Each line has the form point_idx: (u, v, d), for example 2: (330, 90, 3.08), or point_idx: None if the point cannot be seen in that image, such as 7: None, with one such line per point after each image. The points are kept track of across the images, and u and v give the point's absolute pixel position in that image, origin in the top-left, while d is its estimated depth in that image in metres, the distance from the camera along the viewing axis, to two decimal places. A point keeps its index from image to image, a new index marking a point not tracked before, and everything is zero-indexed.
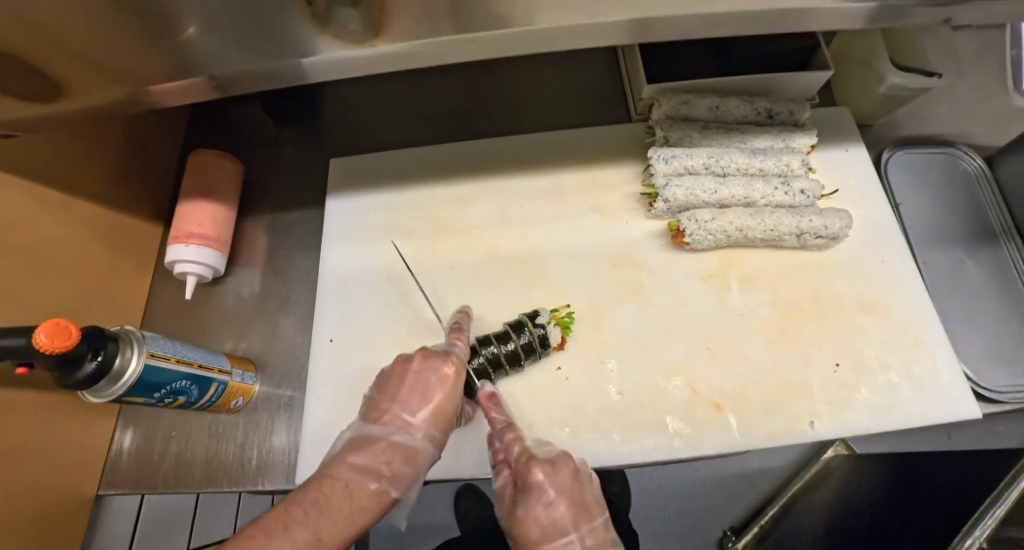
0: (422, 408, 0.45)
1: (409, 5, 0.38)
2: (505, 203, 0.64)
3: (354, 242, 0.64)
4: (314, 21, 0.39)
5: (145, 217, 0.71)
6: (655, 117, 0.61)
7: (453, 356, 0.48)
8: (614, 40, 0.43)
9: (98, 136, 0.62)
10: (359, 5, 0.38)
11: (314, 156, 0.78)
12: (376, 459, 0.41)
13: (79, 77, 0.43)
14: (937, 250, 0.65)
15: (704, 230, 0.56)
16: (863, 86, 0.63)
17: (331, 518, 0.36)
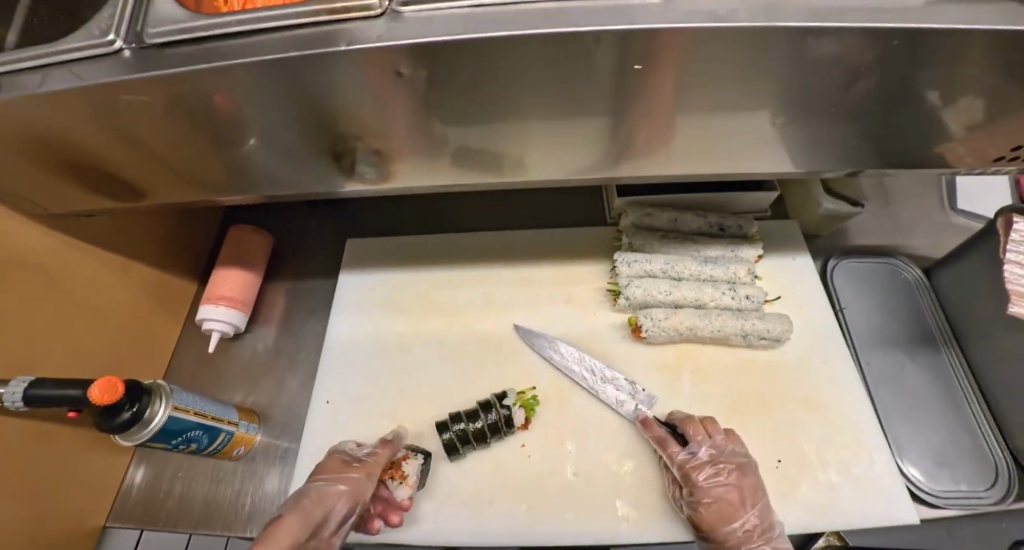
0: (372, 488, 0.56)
1: (417, 151, 0.52)
2: (491, 289, 0.74)
3: (358, 314, 0.74)
4: (342, 171, 0.56)
5: (186, 277, 0.83)
6: (624, 225, 0.72)
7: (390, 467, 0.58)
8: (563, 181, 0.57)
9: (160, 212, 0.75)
10: (372, 161, 0.55)
11: (336, 234, 0.90)
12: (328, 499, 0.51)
13: (159, 177, 0.56)
14: (878, 353, 0.70)
15: (658, 327, 0.64)
16: (803, 201, 0.73)
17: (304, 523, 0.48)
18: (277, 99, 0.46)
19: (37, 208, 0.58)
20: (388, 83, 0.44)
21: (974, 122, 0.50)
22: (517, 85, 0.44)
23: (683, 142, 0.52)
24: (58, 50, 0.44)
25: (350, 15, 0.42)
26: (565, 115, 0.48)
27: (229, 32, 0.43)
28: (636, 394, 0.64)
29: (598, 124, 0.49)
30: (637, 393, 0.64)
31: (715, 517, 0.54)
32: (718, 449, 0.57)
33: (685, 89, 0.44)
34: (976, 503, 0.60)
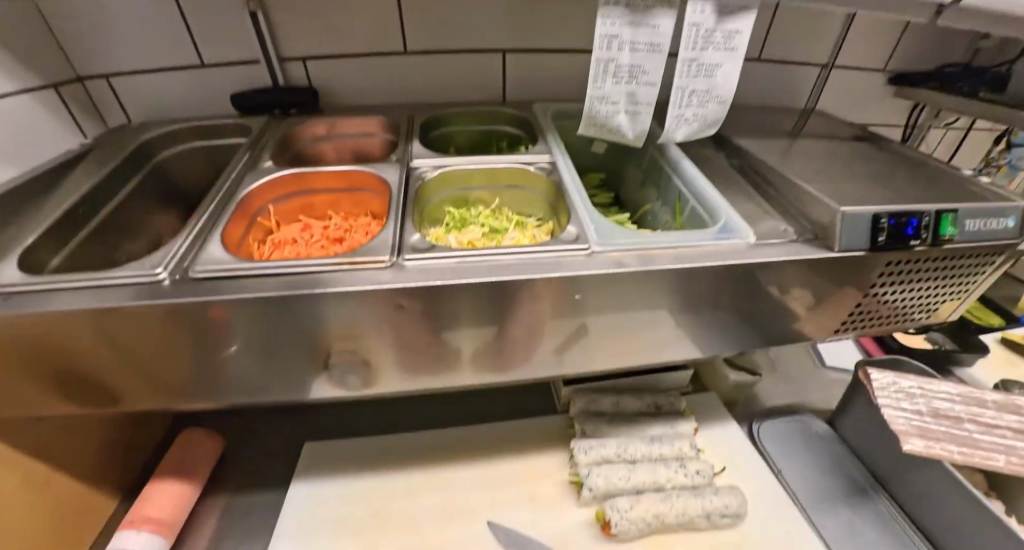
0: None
1: (406, 362, 0.58)
2: (450, 495, 0.73)
3: (300, 542, 0.67)
4: (327, 379, 0.58)
5: (104, 495, 0.72)
6: (574, 412, 0.80)
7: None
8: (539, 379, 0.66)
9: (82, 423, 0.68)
10: (360, 371, 0.58)
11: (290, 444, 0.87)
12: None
13: (116, 379, 0.54)
14: (829, 513, 0.72)
15: (627, 518, 0.65)
16: (717, 378, 0.87)
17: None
18: (254, 325, 0.51)
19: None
20: (370, 313, 0.52)
21: (813, 304, 0.64)
22: (474, 315, 0.55)
23: (603, 353, 0.65)
24: (98, 277, 0.50)
25: (365, 266, 0.53)
26: (517, 326, 0.58)
27: (261, 270, 0.52)
28: None
29: (538, 335, 0.59)
30: None
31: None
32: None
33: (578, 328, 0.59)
34: None
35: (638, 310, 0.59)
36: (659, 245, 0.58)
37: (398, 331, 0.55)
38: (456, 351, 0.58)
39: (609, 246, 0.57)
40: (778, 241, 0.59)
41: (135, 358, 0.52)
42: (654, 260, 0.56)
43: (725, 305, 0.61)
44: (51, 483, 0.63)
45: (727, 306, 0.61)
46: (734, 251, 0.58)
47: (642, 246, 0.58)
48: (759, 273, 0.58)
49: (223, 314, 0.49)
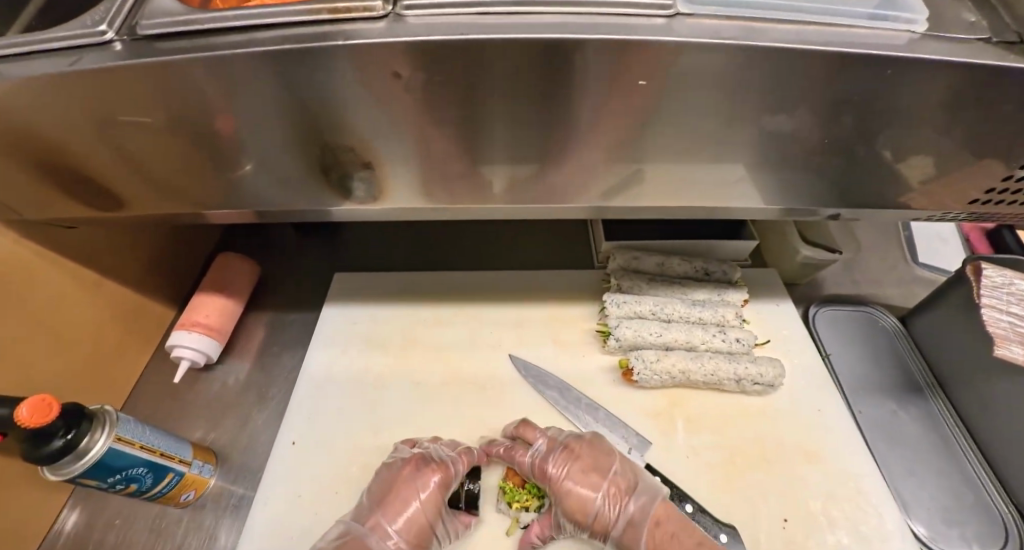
0: (401, 520, 0.51)
1: (421, 178, 0.56)
2: (476, 327, 0.73)
3: (335, 348, 0.72)
4: (328, 187, 0.58)
5: (161, 302, 0.82)
6: (611, 267, 0.73)
7: (442, 468, 0.55)
8: (577, 215, 0.62)
9: (142, 233, 0.76)
10: (367, 177, 0.56)
11: (326, 267, 0.90)
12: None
13: (145, 189, 0.58)
14: (868, 402, 0.67)
15: (650, 369, 0.63)
16: (782, 253, 0.75)
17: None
18: (252, 88, 0.46)
19: (12, 214, 0.59)
20: (366, 89, 0.46)
21: (929, 177, 0.55)
22: (482, 117, 0.49)
23: (647, 184, 0.57)
24: (35, 40, 0.46)
25: (352, 16, 0.44)
26: (530, 158, 0.53)
27: (223, 25, 0.45)
28: (628, 437, 0.60)
29: (557, 164, 0.54)
30: (629, 436, 0.61)
31: (581, 506, 0.53)
32: (585, 452, 0.56)
33: (624, 161, 0.53)
34: None
35: (667, 138, 0.51)
36: (767, 13, 0.45)
37: (398, 138, 0.51)
38: (466, 169, 0.55)
39: (696, 5, 0.45)
40: (964, 38, 0.45)
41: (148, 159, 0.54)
42: (752, 33, 0.43)
43: (781, 156, 0.54)
44: (107, 288, 0.72)
45: (787, 151, 0.53)
46: (894, 39, 0.45)
47: (752, 9, 0.45)
48: (897, 97, 0.46)
49: (219, 75, 0.45)
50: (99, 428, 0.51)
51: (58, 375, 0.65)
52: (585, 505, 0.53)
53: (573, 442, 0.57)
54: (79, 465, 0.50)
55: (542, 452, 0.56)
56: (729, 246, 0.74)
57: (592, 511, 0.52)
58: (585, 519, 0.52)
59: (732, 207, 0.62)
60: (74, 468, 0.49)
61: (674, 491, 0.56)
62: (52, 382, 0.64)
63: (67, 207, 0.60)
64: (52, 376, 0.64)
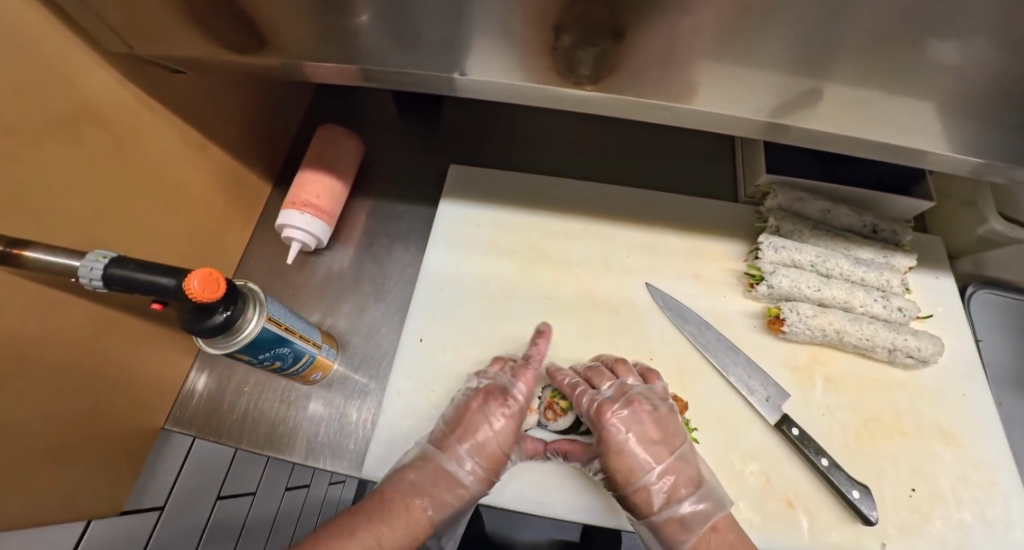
0: (481, 450, 0.53)
1: (641, 65, 0.46)
2: (609, 248, 0.67)
3: (457, 249, 0.67)
4: (523, 52, 0.47)
5: (256, 167, 0.75)
6: (769, 206, 0.67)
7: (509, 401, 0.55)
8: (747, 130, 0.53)
9: (241, 85, 0.67)
10: (603, 55, 0.45)
11: (432, 153, 0.82)
12: (428, 477, 0.52)
13: (275, 33, 0.48)
14: (1011, 394, 0.64)
15: (804, 324, 0.59)
16: (960, 224, 0.68)
17: (389, 527, 0.47)
18: None
19: (122, 48, 0.49)
20: None
21: None
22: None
23: (867, 113, 0.48)
24: None
25: None
26: (767, 61, 0.43)
27: None
28: (767, 385, 0.58)
29: (795, 71, 0.44)
30: (768, 385, 0.58)
31: (628, 473, 0.52)
32: (654, 418, 0.54)
33: (809, 78, 0.44)
34: None
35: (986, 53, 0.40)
36: None
37: (647, 12, 0.39)
38: (698, 62, 0.44)
39: None
40: None
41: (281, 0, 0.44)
42: None
43: None
44: (210, 151, 0.65)
45: None
46: None
47: None
48: None
49: None
50: (254, 310, 0.49)
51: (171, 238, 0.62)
52: (635, 472, 0.52)
53: (642, 400, 0.55)
54: (235, 341, 0.49)
55: (605, 395, 0.54)
56: (904, 201, 0.66)
57: (638, 482, 0.52)
58: (631, 490, 0.52)
59: (932, 154, 0.53)
60: (234, 341, 0.48)
61: (811, 444, 0.55)
62: (166, 246, 0.61)
63: (179, 44, 0.50)
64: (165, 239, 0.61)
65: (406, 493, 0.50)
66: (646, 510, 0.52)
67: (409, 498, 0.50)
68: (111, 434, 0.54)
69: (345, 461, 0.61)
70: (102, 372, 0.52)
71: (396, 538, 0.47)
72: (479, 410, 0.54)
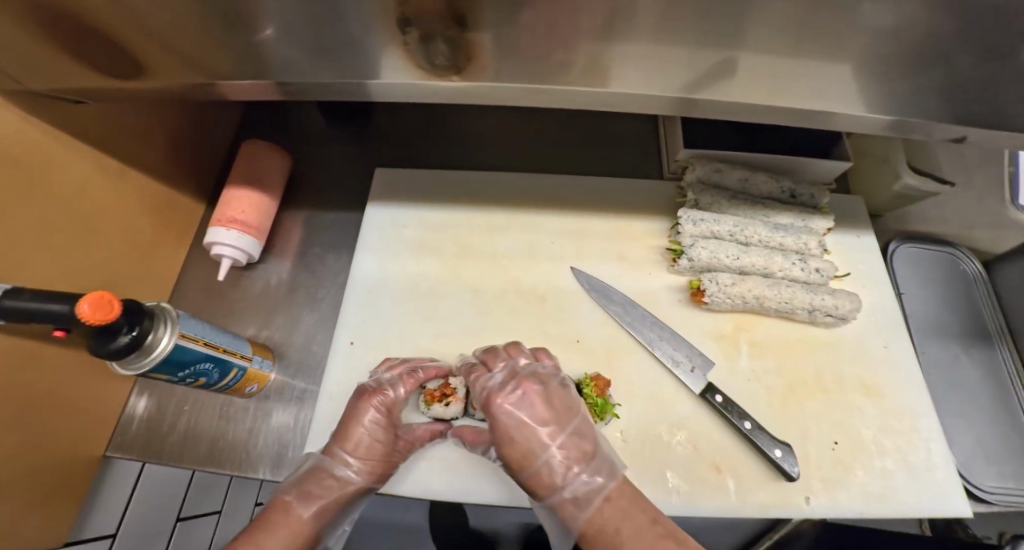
0: (357, 447, 0.51)
1: (517, 50, 0.46)
2: (534, 236, 0.68)
3: (385, 251, 0.68)
4: (401, 49, 0.47)
5: (184, 187, 0.75)
6: (688, 180, 0.67)
7: (384, 395, 0.52)
8: (661, 108, 0.54)
9: (160, 107, 0.67)
10: (448, 45, 0.46)
11: (363, 158, 0.82)
12: (314, 483, 0.48)
13: (159, 56, 0.48)
14: (936, 343, 0.66)
15: (724, 293, 0.60)
16: (879, 182, 0.68)
17: (272, 537, 0.44)
18: None
19: (12, 84, 0.50)
20: None
21: None
22: None
23: (750, 82, 0.49)
24: None
25: None
26: (638, 37, 0.44)
27: None
28: (691, 355, 0.59)
29: (668, 46, 0.44)
30: (692, 355, 0.59)
31: (523, 455, 0.51)
32: (546, 394, 0.53)
33: (711, 47, 0.45)
34: None
35: (846, 12, 0.41)
36: None
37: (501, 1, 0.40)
38: (567, 44, 0.45)
39: None
40: None
41: (153, 23, 0.44)
42: None
43: (949, 51, 0.44)
44: (131, 176, 0.65)
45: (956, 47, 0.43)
46: None
47: None
48: None
49: None
50: (164, 328, 0.50)
51: (98, 267, 0.62)
52: (529, 454, 0.51)
53: (530, 379, 0.53)
54: (147, 360, 0.49)
55: (497, 381, 0.53)
56: (821, 165, 0.67)
57: (529, 462, 0.51)
58: (528, 473, 0.51)
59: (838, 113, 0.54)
60: (145, 361, 0.49)
61: (734, 409, 0.56)
62: (95, 277, 0.61)
63: (79, 73, 0.50)
64: (94, 269, 0.61)
65: (287, 500, 0.47)
66: (541, 488, 0.51)
67: (291, 504, 0.46)
68: (46, 465, 0.55)
69: (285, 470, 0.61)
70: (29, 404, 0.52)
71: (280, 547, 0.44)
72: (365, 408, 0.52)
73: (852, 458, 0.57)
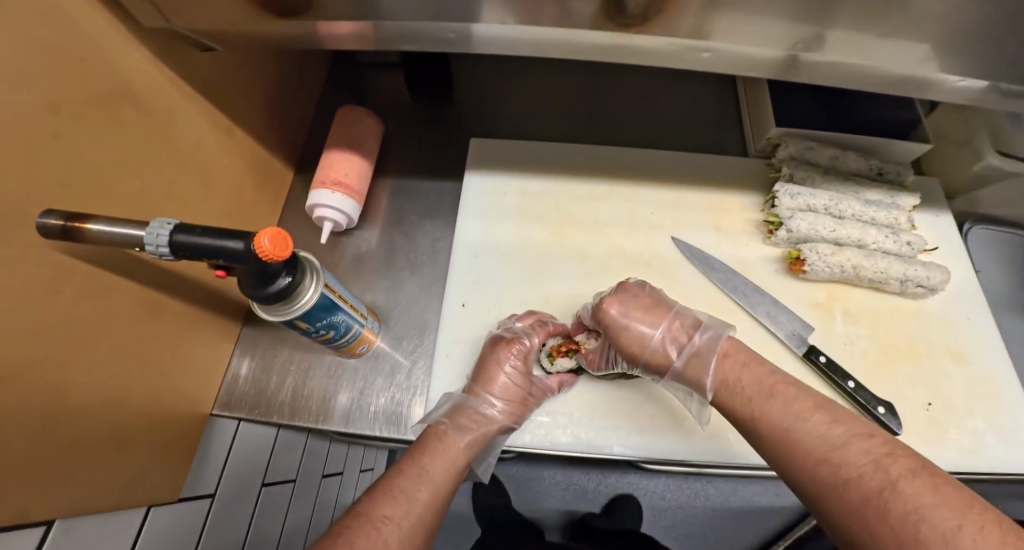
0: (496, 389, 0.55)
1: (676, 9, 0.47)
2: (633, 206, 0.69)
3: (488, 218, 0.69)
4: (553, 6, 0.48)
5: (278, 152, 0.75)
6: (780, 156, 0.70)
7: (519, 343, 0.57)
8: (764, 73, 0.55)
9: (261, 66, 0.67)
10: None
11: (447, 129, 0.83)
12: (461, 418, 0.53)
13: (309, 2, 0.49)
14: (1010, 317, 0.70)
15: (824, 263, 0.63)
16: (959, 162, 0.72)
17: (432, 460, 0.49)
18: None
19: (158, 22, 0.49)
20: None
21: None
22: None
23: (883, 51, 0.51)
24: None
25: None
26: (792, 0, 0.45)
27: None
28: (794, 321, 0.62)
29: (816, 11, 0.46)
30: (795, 320, 0.62)
31: (639, 342, 0.53)
32: (641, 293, 0.57)
33: (856, 16, 0.47)
34: None
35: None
36: None
37: None
38: (727, 9, 0.47)
39: None
40: None
41: None
42: None
43: None
44: (236, 134, 0.65)
45: None
46: None
47: None
48: None
49: None
50: (309, 278, 0.51)
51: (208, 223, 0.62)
52: (643, 340, 0.53)
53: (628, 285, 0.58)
54: (294, 307, 0.50)
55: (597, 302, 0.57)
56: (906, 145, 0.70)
57: (649, 345, 0.53)
58: (648, 355, 0.53)
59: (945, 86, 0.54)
60: (293, 307, 0.50)
61: (839, 370, 0.59)
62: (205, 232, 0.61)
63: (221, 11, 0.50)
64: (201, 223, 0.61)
65: (439, 431, 0.52)
66: (666, 365, 0.53)
67: (443, 435, 0.51)
68: (164, 415, 0.54)
69: (398, 427, 0.63)
70: (150, 352, 0.52)
71: (440, 470, 0.48)
72: (502, 354, 0.57)
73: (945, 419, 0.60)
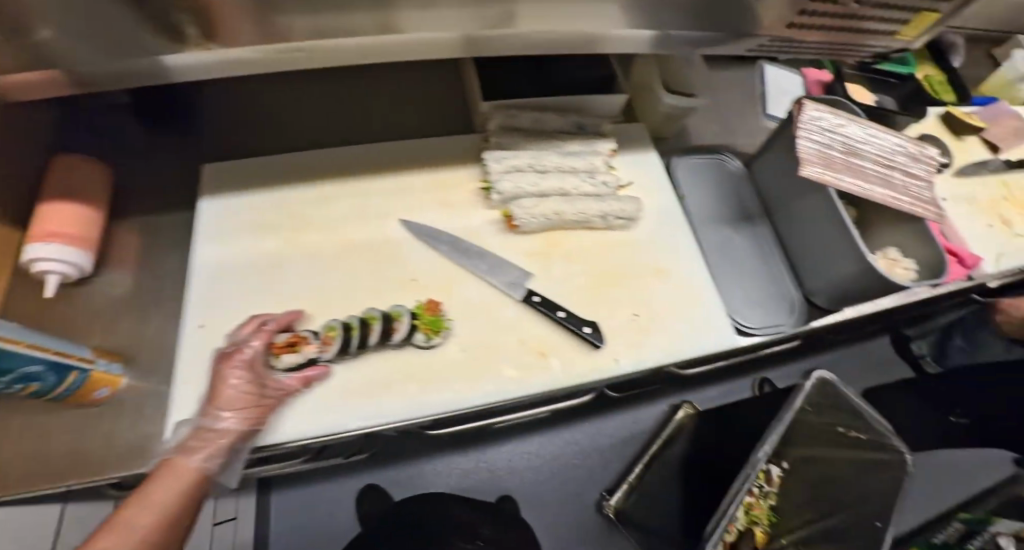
0: (226, 401, 0.54)
1: None
2: (362, 198, 0.74)
3: (221, 237, 0.70)
4: None
5: None
6: (490, 127, 0.76)
7: (242, 353, 0.57)
8: (453, 50, 0.57)
9: None
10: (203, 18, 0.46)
11: (191, 156, 0.83)
12: (195, 441, 0.53)
13: None
14: (712, 228, 0.82)
15: (528, 214, 0.70)
16: (650, 106, 0.83)
17: (160, 489, 0.49)
18: None
19: None
20: None
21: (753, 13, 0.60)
22: None
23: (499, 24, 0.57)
24: None
25: None
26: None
27: None
28: (509, 273, 0.69)
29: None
30: (510, 272, 0.69)
31: None
32: None
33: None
34: (781, 327, 0.74)
35: None
36: None
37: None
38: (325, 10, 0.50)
39: None
40: None
41: None
42: None
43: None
44: None
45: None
46: None
47: None
48: None
49: None
50: None
51: None
52: None
53: None
54: None
55: None
56: (600, 100, 0.78)
57: None
58: None
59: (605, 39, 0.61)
60: None
61: (548, 304, 0.67)
62: None
63: None
64: None
65: (170, 460, 0.51)
66: None
67: (173, 462, 0.51)
68: None
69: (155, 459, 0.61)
70: None
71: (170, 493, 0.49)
72: (228, 367, 0.56)
73: (651, 325, 0.70)
